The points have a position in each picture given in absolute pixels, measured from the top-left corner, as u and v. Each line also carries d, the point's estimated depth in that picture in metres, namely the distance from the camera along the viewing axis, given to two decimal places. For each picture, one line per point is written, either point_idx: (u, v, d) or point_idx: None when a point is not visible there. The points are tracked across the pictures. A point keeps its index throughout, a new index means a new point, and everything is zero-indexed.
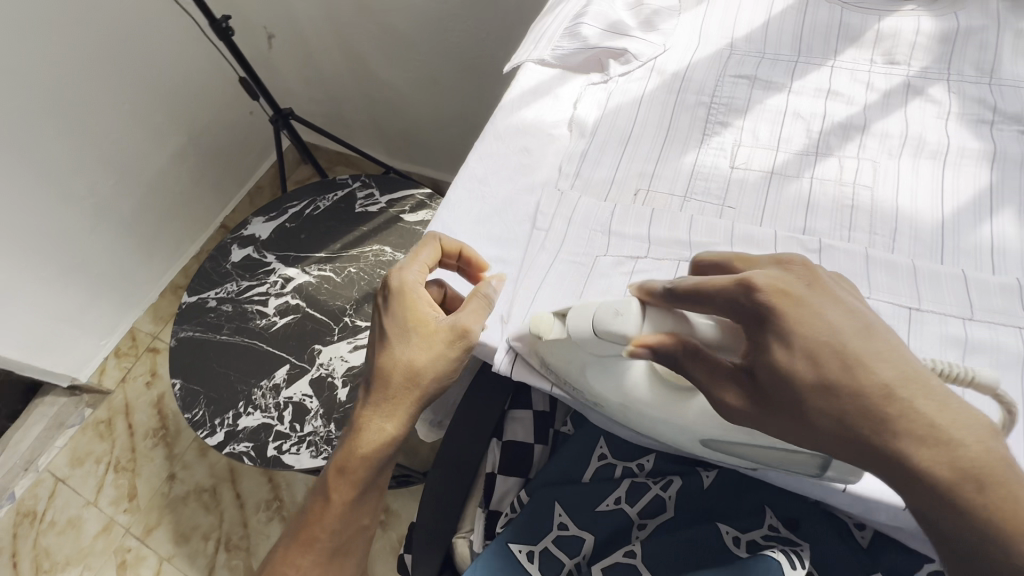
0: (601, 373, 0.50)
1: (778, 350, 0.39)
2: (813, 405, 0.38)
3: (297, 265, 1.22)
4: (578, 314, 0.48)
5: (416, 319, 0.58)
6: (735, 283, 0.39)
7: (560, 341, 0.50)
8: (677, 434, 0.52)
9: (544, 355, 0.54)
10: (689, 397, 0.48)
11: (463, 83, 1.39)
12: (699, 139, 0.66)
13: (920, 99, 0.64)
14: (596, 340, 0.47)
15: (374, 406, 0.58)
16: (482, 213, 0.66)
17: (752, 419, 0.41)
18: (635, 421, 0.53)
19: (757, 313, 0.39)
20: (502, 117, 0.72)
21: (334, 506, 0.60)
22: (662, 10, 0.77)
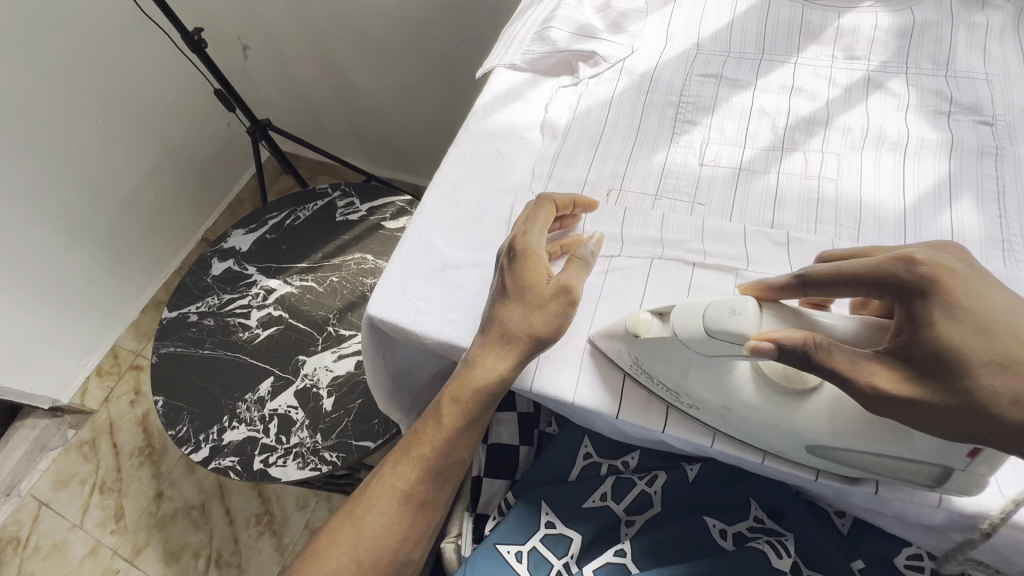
0: (705, 379, 0.49)
1: (945, 326, 0.39)
2: (955, 377, 0.39)
3: (278, 277, 1.22)
4: (684, 310, 0.48)
5: (525, 290, 0.54)
6: (895, 259, 0.41)
7: (665, 344, 0.49)
8: (778, 438, 0.49)
9: (634, 355, 0.52)
10: (804, 404, 0.48)
11: (440, 89, 1.40)
12: (668, 137, 0.67)
13: (881, 92, 0.66)
14: (708, 341, 0.46)
15: (485, 348, 0.55)
16: (458, 218, 0.67)
17: (894, 404, 0.40)
18: (726, 425, 0.51)
19: (920, 284, 0.40)
20: (475, 122, 0.73)
21: (432, 437, 0.58)
22: (630, 13, 0.78)
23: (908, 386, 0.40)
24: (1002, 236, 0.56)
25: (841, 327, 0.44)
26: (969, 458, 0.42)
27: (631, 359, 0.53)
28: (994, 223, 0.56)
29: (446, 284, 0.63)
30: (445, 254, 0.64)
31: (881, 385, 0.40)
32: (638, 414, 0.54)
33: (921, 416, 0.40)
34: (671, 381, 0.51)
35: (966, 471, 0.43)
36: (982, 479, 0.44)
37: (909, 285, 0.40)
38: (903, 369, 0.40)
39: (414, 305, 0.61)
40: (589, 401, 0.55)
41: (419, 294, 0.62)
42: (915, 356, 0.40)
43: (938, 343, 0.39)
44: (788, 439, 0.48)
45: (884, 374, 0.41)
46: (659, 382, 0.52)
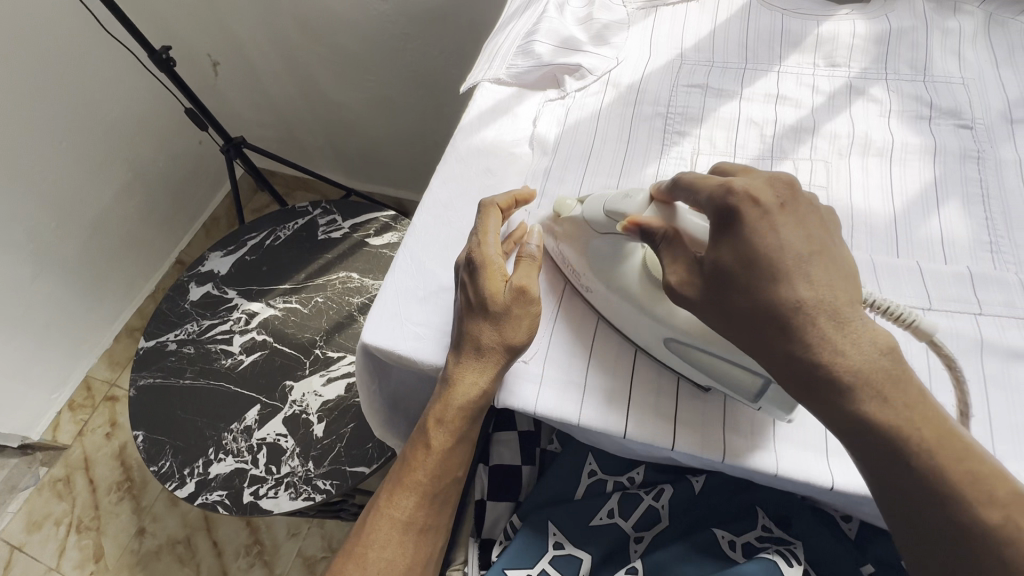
0: (599, 256, 0.56)
1: (726, 243, 0.44)
2: (721, 286, 0.43)
3: (260, 299, 1.18)
4: (594, 199, 0.57)
5: (483, 255, 0.56)
6: (720, 184, 0.45)
7: (575, 221, 0.57)
8: (637, 324, 0.53)
9: (558, 244, 0.60)
10: (669, 302, 0.52)
11: (419, 101, 1.38)
12: (658, 149, 0.67)
13: (863, 99, 0.67)
14: (605, 220, 0.55)
15: (461, 359, 0.55)
16: (451, 238, 0.65)
17: (685, 298, 0.46)
18: (604, 310, 0.56)
19: (722, 205, 0.44)
20: (462, 139, 0.72)
21: (421, 460, 0.58)
22: (612, 24, 0.78)
23: (694, 290, 0.45)
24: (990, 238, 0.57)
25: (701, 227, 0.48)
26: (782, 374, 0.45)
27: (553, 240, 0.60)
28: (982, 226, 0.57)
29: (441, 308, 0.61)
30: (439, 277, 0.63)
31: (676, 282, 0.47)
32: (647, 432, 0.52)
33: (704, 315, 0.45)
34: (577, 261, 0.57)
35: (777, 388, 0.46)
36: (792, 403, 0.46)
37: (721, 207, 0.44)
38: (693, 274, 0.46)
39: (412, 331, 0.60)
40: (594, 421, 0.53)
41: (415, 320, 0.60)
42: (708, 265, 0.45)
43: (717, 260, 0.44)
44: (647, 331, 0.53)
45: (683, 272, 0.47)
46: (567, 264, 0.59)
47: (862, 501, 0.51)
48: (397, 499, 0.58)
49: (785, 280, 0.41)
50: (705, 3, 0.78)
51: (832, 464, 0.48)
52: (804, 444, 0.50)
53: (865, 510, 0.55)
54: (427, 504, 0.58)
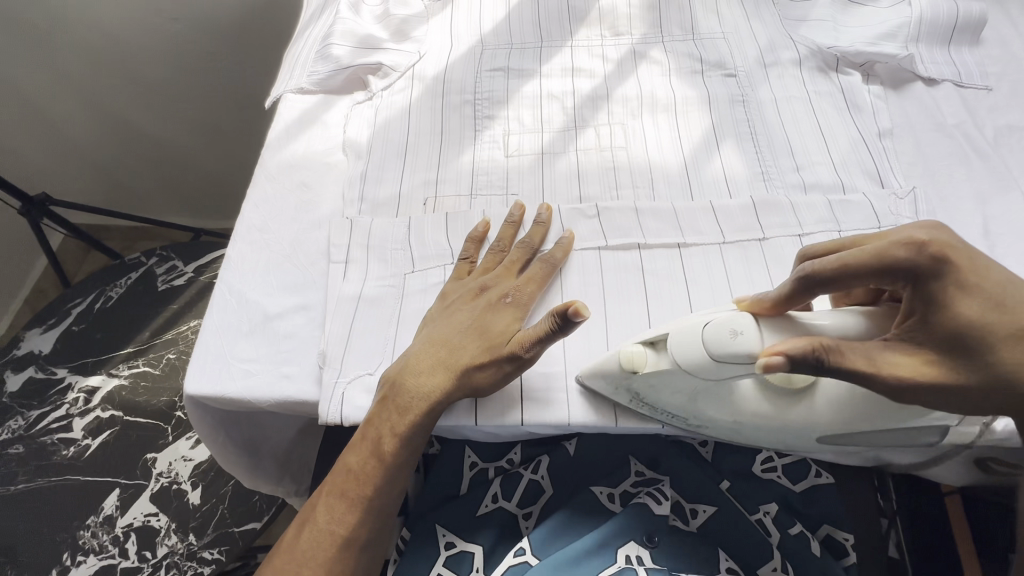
0: (710, 397, 0.48)
1: (964, 303, 0.39)
2: (980, 354, 0.39)
3: (100, 371, 1.03)
4: (677, 343, 0.45)
5: (501, 284, 0.55)
6: (907, 245, 0.39)
7: (661, 378, 0.47)
8: (788, 436, 0.50)
9: (632, 392, 0.50)
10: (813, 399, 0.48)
11: (247, 122, 1.28)
12: (472, 135, 0.68)
13: (646, 62, 0.73)
14: (717, 367, 0.43)
15: (407, 367, 0.51)
16: (272, 263, 0.61)
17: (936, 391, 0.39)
18: (749, 435, 0.51)
19: (930, 271, 0.39)
20: (270, 157, 0.68)
21: (360, 474, 0.51)
22: (410, 18, 0.77)
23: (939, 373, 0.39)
24: (762, 169, 0.64)
25: (842, 326, 0.42)
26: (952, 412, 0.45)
27: (630, 395, 0.50)
28: (754, 160, 0.65)
29: (271, 337, 0.56)
30: (264, 305, 0.58)
31: (909, 377, 0.39)
32: (496, 415, 0.52)
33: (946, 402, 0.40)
34: (682, 402, 0.49)
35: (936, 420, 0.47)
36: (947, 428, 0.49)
37: (924, 268, 0.39)
38: (925, 357, 0.39)
39: (240, 369, 0.55)
40: (445, 420, 0.53)
41: (243, 356, 0.55)
42: (938, 338, 0.39)
43: (956, 333, 0.39)
44: (797, 436, 0.50)
45: (911, 361, 0.39)
46: (665, 411, 0.51)
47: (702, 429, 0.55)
48: (326, 515, 0.52)
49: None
50: None
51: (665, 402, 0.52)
52: None
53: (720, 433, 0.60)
54: (362, 522, 0.52)
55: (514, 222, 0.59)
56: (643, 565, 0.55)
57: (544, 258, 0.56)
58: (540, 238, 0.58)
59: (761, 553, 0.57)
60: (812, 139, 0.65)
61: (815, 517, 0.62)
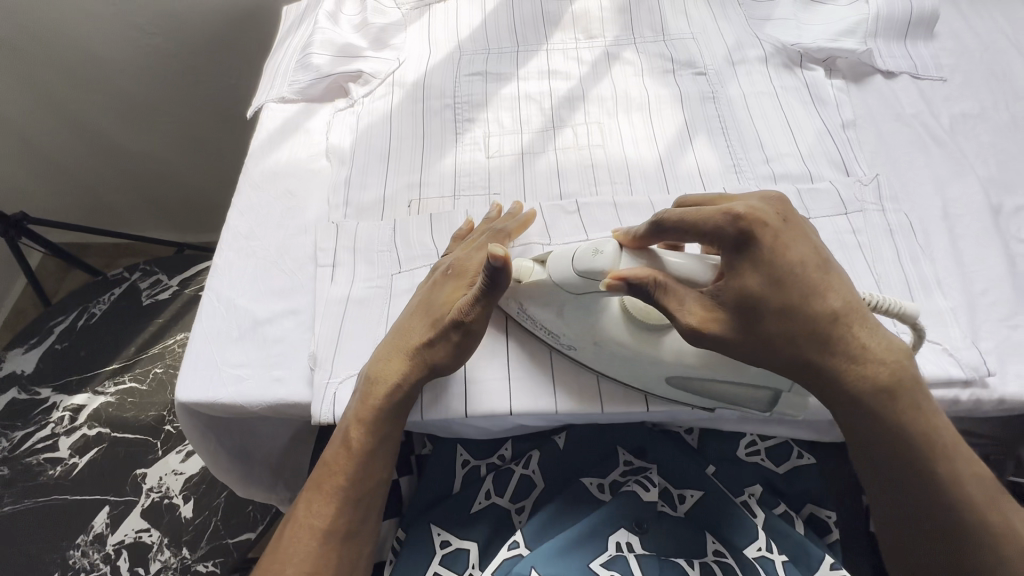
0: (580, 313, 0.51)
1: (747, 273, 0.43)
2: (760, 317, 0.43)
3: (85, 389, 1.02)
4: (556, 255, 0.49)
5: (453, 256, 0.56)
6: (723, 213, 0.43)
7: (541, 284, 0.51)
8: (637, 371, 0.51)
9: (518, 304, 0.53)
10: (663, 342, 0.50)
11: (226, 134, 1.28)
12: (453, 138, 0.69)
13: (619, 63, 0.75)
14: (578, 280, 0.47)
15: (370, 356, 0.53)
16: (259, 269, 0.61)
17: (711, 340, 0.44)
18: (602, 363, 0.52)
19: (740, 237, 0.42)
20: (254, 165, 0.69)
21: (334, 464, 0.52)
22: (388, 26, 0.79)
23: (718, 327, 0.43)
24: (733, 162, 0.66)
25: (687, 266, 0.45)
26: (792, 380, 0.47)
27: (517, 305, 0.54)
28: (725, 153, 0.67)
29: (261, 342, 0.57)
30: (253, 310, 0.59)
31: (699, 322, 0.43)
32: (486, 408, 0.53)
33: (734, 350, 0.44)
34: (551, 322, 0.52)
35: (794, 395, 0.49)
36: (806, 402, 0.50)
37: (732, 235, 0.42)
38: (716, 309, 0.44)
39: (231, 374, 0.55)
40: (437, 414, 0.53)
41: (234, 362, 0.56)
42: (727, 304, 0.43)
43: (744, 296, 0.42)
44: (648, 373, 0.50)
45: (697, 313, 0.43)
46: (540, 326, 0.53)
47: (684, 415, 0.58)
48: (304, 510, 0.52)
49: (827, 296, 0.43)
50: None
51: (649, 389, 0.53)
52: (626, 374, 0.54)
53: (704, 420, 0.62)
54: (343, 514, 0.52)
55: (494, 217, 0.59)
56: (633, 551, 0.55)
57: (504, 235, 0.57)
58: (510, 223, 0.58)
59: (746, 531, 0.58)
60: (780, 132, 0.68)
61: (798, 497, 0.64)
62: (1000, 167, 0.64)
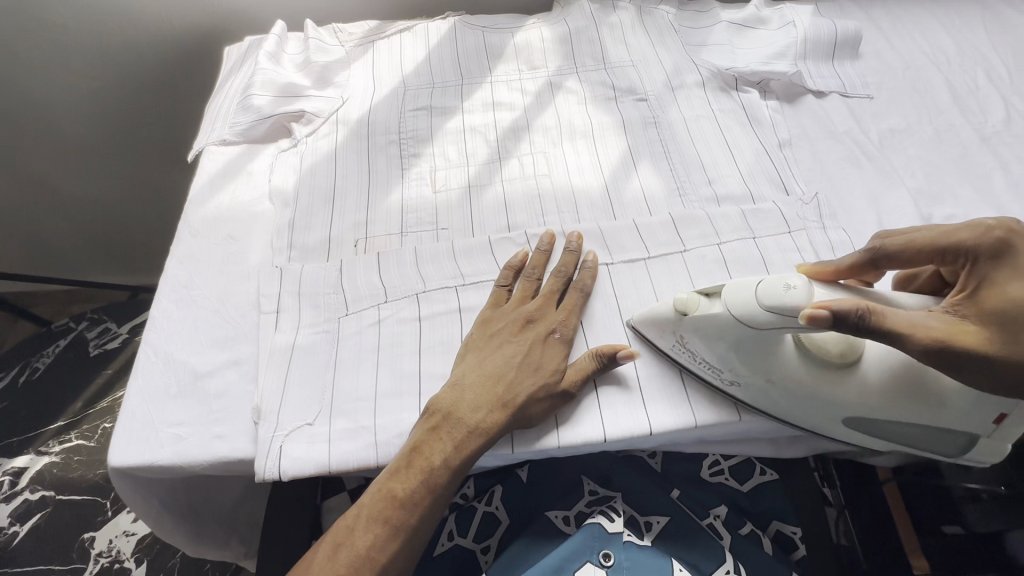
0: (751, 351, 0.48)
1: (1009, 284, 0.41)
2: (1016, 330, 0.40)
3: (26, 451, 0.95)
4: (732, 291, 0.47)
5: (546, 316, 0.55)
6: (970, 227, 0.44)
7: (717, 320, 0.48)
8: (811, 407, 0.49)
9: (678, 337, 0.51)
10: (851, 377, 0.48)
11: (174, 174, 1.25)
12: (399, 174, 0.69)
13: (562, 92, 0.76)
14: (764, 316, 0.44)
15: (461, 400, 0.50)
16: (200, 319, 0.59)
17: (956, 356, 0.40)
18: (769, 402, 0.50)
19: (993, 248, 0.42)
20: (193, 212, 0.67)
21: (407, 502, 0.47)
22: (331, 64, 0.79)
23: (967, 344, 0.40)
24: (677, 186, 0.67)
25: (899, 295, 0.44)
26: (993, 425, 0.47)
27: (676, 338, 0.51)
28: (669, 176, 0.68)
29: (201, 398, 0.54)
30: (192, 364, 0.56)
31: (950, 338, 0.40)
32: None
33: (984, 374, 0.41)
34: (717, 359, 0.50)
35: (988, 441, 0.48)
36: (1002, 450, 0.49)
37: (986, 244, 0.43)
38: (963, 326, 0.41)
39: (169, 434, 0.52)
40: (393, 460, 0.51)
41: (173, 420, 0.53)
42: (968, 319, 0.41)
43: (1002, 310, 0.40)
44: (829, 411, 0.49)
45: (949, 330, 0.41)
46: (697, 360, 0.51)
47: (652, 442, 0.55)
48: (367, 544, 0.47)
49: None
50: (416, 32, 0.84)
51: (603, 417, 0.51)
52: (582, 405, 0.52)
53: (664, 443, 0.59)
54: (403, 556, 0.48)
55: (545, 250, 0.59)
56: None
57: (577, 287, 0.57)
58: (571, 265, 0.58)
59: (712, 555, 0.57)
60: (720, 153, 0.69)
61: (762, 514, 0.65)
62: (928, 179, 0.67)
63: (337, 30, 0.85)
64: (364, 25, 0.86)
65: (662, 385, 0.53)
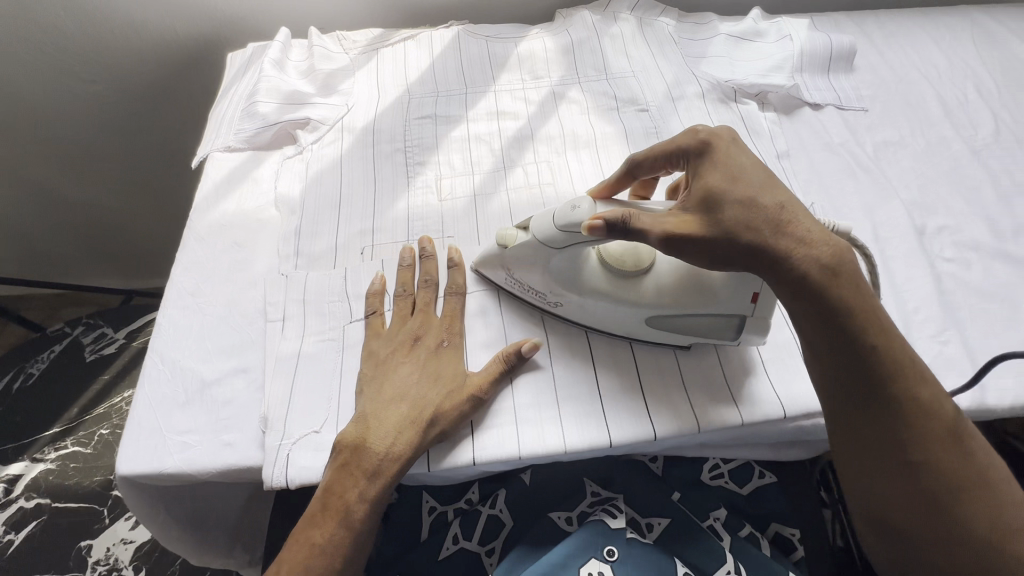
0: (561, 270, 0.54)
1: (710, 176, 0.46)
2: (723, 211, 0.44)
3: (21, 458, 0.94)
4: (536, 218, 0.53)
5: (429, 330, 0.56)
6: (686, 135, 0.50)
7: (527, 247, 0.54)
8: (617, 314, 0.54)
9: (507, 269, 0.57)
10: (640, 281, 0.53)
11: (168, 177, 1.24)
12: (404, 182, 0.70)
13: (565, 102, 0.77)
14: (561, 235, 0.51)
15: (369, 429, 0.50)
16: (207, 326, 0.59)
17: (692, 241, 0.44)
18: (586, 314, 0.56)
19: (700, 150, 0.49)
20: (198, 219, 0.67)
21: (326, 546, 0.49)
22: (336, 72, 0.80)
23: (699, 231, 0.44)
24: None
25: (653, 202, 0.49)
26: (753, 304, 0.51)
27: (507, 272, 0.57)
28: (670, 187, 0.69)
29: (209, 406, 0.54)
30: (200, 371, 0.56)
31: (677, 227, 0.44)
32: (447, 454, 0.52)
33: (711, 252, 0.45)
34: (539, 283, 0.56)
35: (755, 317, 0.52)
36: (766, 323, 0.52)
37: (697, 149, 0.49)
38: (692, 216, 0.45)
39: (177, 442, 0.52)
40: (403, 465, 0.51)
41: (180, 428, 0.53)
42: (695, 206, 0.45)
43: (707, 192, 0.45)
44: (631, 316, 0.54)
45: (680, 221, 0.45)
46: (525, 288, 0.57)
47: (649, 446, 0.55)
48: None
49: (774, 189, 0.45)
50: (420, 41, 0.84)
51: (609, 422, 0.52)
52: (586, 411, 0.53)
53: (669, 448, 0.60)
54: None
55: (408, 265, 0.60)
56: None
57: (452, 291, 0.58)
58: (437, 271, 0.60)
59: (712, 555, 0.57)
60: None
61: (762, 517, 0.65)
62: (922, 191, 0.69)
63: (342, 37, 0.85)
64: (369, 33, 0.86)
65: (663, 391, 0.54)
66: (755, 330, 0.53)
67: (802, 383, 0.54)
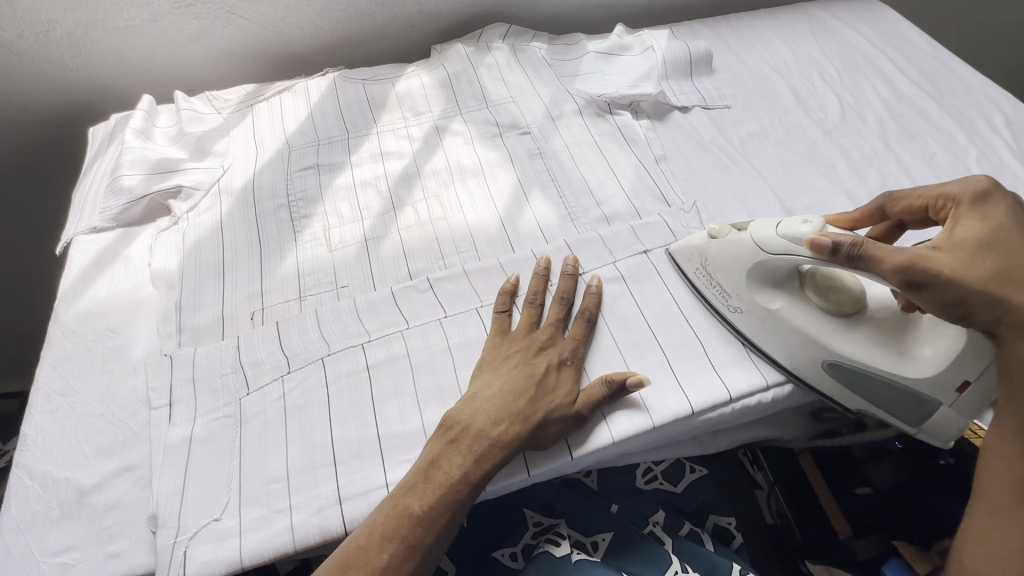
0: (767, 277, 0.55)
1: (979, 228, 0.47)
2: (980, 267, 0.46)
3: None
4: (761, 225, 0.55)
5: (559, 345, 0.55)
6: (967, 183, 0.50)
7: (739, 249, 0.56)
8: (795, 346, 0.54)
9: (706, 263, 0.59)
10: (834, 321, 0.53)
11: (36, 268, 1.11)
12: (292, 237, 0.67)
13: (448, 134, 0.78)
14: (781, 246, 0.52)
15: (478, 411, 0.50)
16: (82, 427, 0.54)
17: (930, 279, 0.45)
18: (760, 333, 0.56)
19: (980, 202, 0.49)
20: (65, 311, 0.62)
21: (424, 520, 0.45)
22: (208, 134, 0.77)
23: (941, 277, 0.45)
24: (568, 212, 0.70)
25: None
26: (957, 394, 0.49)
27: (701, 263, 0.59)
28: (559, 204, 0.71)
29: (90, 516, 0.49)
30: (75, 479, 0.51)
31: (922, 267, 0.45)
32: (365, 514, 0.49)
33: (944, 299, 0.46)
34: (733, 287, 0.57)
35: (950, 410, 0.50)
36: (962, 423, 0.50)
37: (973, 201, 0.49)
38: (941, 258, 0.46)
39: (55, 564, 0.47)
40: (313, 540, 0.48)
41: (57, 548, 0.48)
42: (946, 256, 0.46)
43: (970, 247, 0.46)
44: (811, 352, 0.53)
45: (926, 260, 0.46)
46: (718, 288, 0.58)
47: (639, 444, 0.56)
48: (383, 564, 0.43)
49: None
50: (295, 91, 0.83)
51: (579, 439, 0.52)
52: None
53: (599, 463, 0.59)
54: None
55: (542, 273, 0.59)
56: None
57: (583, 315, 0.57)
58: (570, 289, 0.59)
59: (657, 562, 0.57)
60: (604, 174, 0.73)
61: (699, 511, 0.67)
62: (787, 175, 0.74)
63: (212, 97, 0.83)
64: (241, 91, 0.85)
65: None
66: (947, 428, 0.51)
67: (708, 375, 0.55)
